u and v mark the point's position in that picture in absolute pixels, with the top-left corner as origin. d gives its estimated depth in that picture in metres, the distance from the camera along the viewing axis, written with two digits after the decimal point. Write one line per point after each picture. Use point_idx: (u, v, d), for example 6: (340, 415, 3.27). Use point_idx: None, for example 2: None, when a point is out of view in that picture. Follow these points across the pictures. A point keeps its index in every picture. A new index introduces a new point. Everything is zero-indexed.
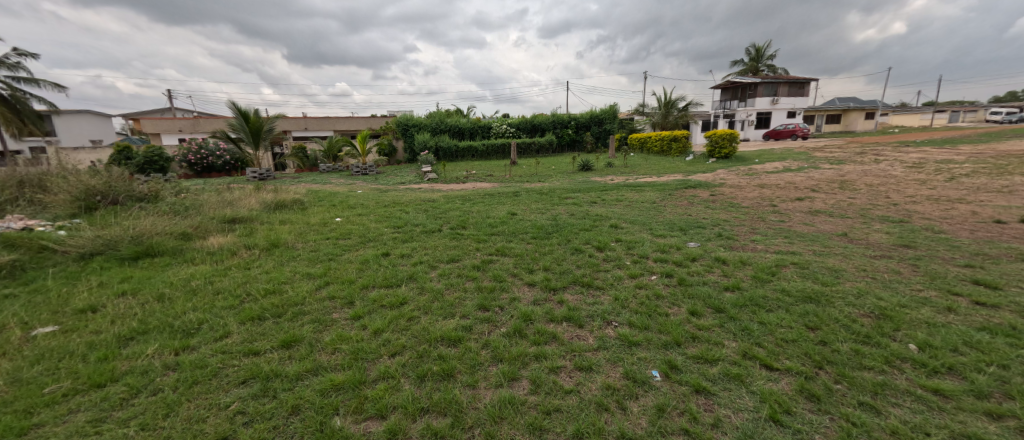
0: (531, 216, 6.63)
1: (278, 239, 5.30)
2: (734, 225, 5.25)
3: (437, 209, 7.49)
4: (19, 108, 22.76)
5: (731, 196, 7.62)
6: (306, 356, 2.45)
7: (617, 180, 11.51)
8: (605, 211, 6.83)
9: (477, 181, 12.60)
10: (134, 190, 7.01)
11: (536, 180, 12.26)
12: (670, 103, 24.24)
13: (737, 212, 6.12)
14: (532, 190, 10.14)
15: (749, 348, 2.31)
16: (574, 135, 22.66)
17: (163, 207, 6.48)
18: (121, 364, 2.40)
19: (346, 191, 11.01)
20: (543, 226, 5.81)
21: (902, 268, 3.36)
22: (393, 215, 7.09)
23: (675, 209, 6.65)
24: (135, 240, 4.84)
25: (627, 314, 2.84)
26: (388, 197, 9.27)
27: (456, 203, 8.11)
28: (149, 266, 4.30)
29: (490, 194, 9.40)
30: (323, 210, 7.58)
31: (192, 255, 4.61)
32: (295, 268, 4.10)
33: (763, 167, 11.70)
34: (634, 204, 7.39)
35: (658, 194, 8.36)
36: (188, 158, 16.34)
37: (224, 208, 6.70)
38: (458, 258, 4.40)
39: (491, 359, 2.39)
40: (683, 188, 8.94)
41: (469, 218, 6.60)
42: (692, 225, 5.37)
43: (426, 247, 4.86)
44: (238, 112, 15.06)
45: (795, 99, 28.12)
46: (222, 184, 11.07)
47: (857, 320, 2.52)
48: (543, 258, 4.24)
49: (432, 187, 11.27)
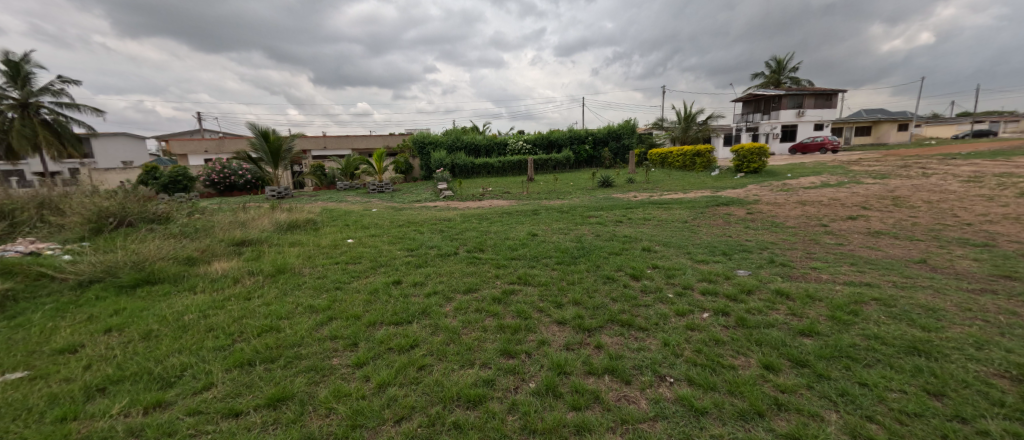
0: (553, 237, 6.19)
1: (284, 264, 4.97)
2: (786, 249, 4.66)
3: (452, 230, 7.11)
4: (60, 132, 24.45)
5: (771, 214, 7.03)
6: (294, 421, 2.03)
7: (639, 196, 11.06)
8: (634, 231, 6.33)
9: (494, 199, 12.25)
10: (147, 212, 6.83)
11: (554, 197, 11.87)
12: (690, 116, 23.73)
13: (783, 232, 5.54)
14: (552, 207, 9.72)
15: (858, 424, 1.77)
16: (591, 152, 22.28)
17: (173, 228, 6.30)
18: (80, 427, 2.03)
19: (361, 210, 10.78)
20: (568, 249, 5.36)
21: (1019, 309, 2.76)
22: (407, 236, 6.76)
23: (712, 230, 6.07)
24: (137, 266, 4.58)
25: (684, 365, 2.33)
26: (404, 216, 9.02)
27: (472, 223, 7.71)
28: (147, 296, 3.99)
29: (508, 213, 8.97)
30: (335, 231, 7.32)
31: (193, 283, 4.29)
32: (298, 300, 3.73)
33: (799, 182, 11.00)
34: (664, 223, 6.86)
35: (688, 211, 7.81)
36: (211, 178, 16.84)
37: (234, 229, 6.49)
38: (476, 288, 3.94)
39: (520, 430, 1.91)
40: (714, 205, 8.36)
41: (487, 239, 6.19)
42: (736, 249, 4.80)
43: (440, 274, 4.44)
44: (259, 132, 15.38)
45: (822, 111, 27.16)
46: (237, 203, 10.96)
47: (993, 384, 1.96)
48: (572, 288, 3.77)
49: (448, 205, 10.94)
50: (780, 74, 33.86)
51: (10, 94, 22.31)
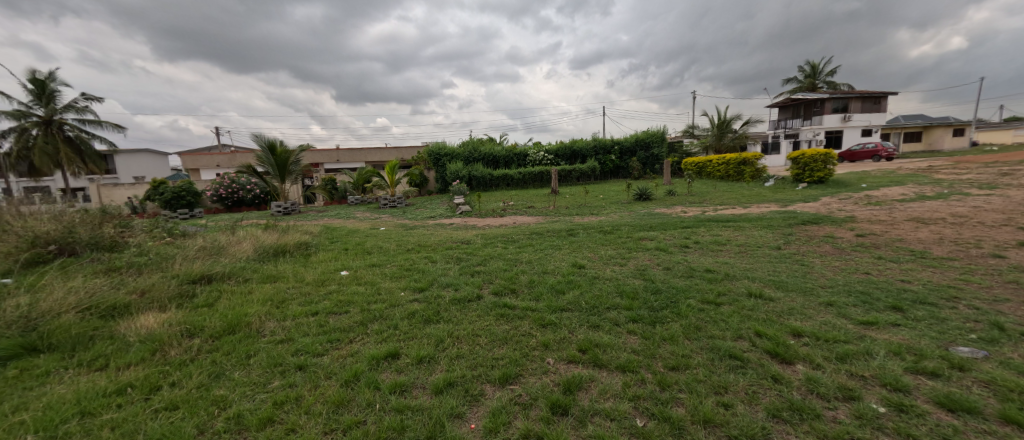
0: (607, 271, 4.65)
1: (241, 315, 3.57)
2: (996, 304, 3.03)
3: (473, 258, 5.65)
4: (82, 149, 24.34)
5: (891, 239, 5.35)
6: None
7: (690, 212, 9.43)
8: (715, 262, 4.74)
9: (518, 214, 10.79)
10: (101, 238, 5.53)
11: (588, 213, 10.35)
12: (725, 123, 21.94)
13: (950, 270, 3.90)
14: (589, 226, 8.19)
15: None
16: (618, 162, 20.69)
17: (123, 258, 4.96)
18: None
19: (368, 229, 9.46)
20: (637, 292, 3.81)
21: None
22: (416, 266, 5.33)
23: (829, 263, 4.45)
24: (28, 322, 3.20)
25: None
26: (415, 238, 7.64)
27: (497, 248, 6.24)
28: (12, 378, 2.61)
29: (537, 233, 7.48)
30: (330, 259, 5.96)
31: (96, 352, 2.91)
32: (232, 399, 2.31)
33: (884, 195, 9.22)
34: (749, 250, 5.24)
35: (771, 233, 6.17)
36: (219, 193, 16.00)
37: (201, 260, 5.16)
38: (516, 376, 2.45)
39: None
40: (798, 224, 6.69)
41: (519, 274, 4.69)
42: (907, 300, 3.19)
43: (459, 341, 2.97)
44: (265, 144, 14.41)
45: (869, 116, 25.04)
46: (233, 223, 9.80)
47: None
48: (682, 384, 2.23)
49: (466, 223, 9.54)
50: (816, 78, 31.76)
51: (36, 111, 22.28)
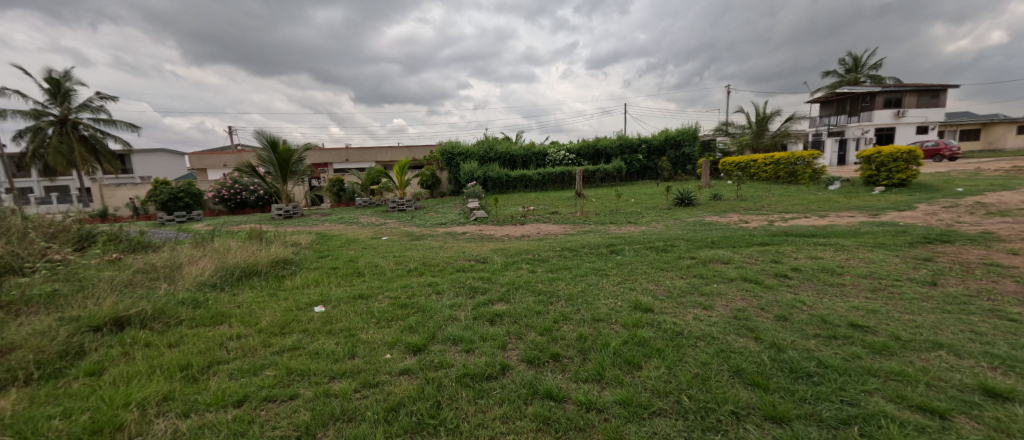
0: (691, 321, 3.11)
1: (122, 405, 2.21)
2: None
3: (491, 288, 4.19)
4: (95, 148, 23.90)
5: None
6: None
7: (752, 221, 7.80)
8: (857, 309, 3.16)
9: (541, 222, 9.28)
10: (12, 258, 4.24)
11: (624, 221, 8.79)
12: (765, 119, 19.98)
13: None
14: (633, 239, 6.64)
15: None
16: (645, 162, 18.99)
17: (21, 288, 3.64)
18: None
19: (368, 238, 8.11)
20: (770, 373, 2.29)
21: None
22: (413, 302, 3.88)
23: None
24: None
25: None
26: (419, 252, 6.23)
27: (522, 272, 4.75)
28: None
29: (571, 249, 5.96)
30: (306, 285, 4.57)
31: None
32: None
33: (1000, 202, 7.44)
34: (890, 287, 3.64)
35: (898, 257, 4.52)
36: (221, 194, 15.06)
37: (128, 291, 3.83)
38: None
39: None
40: (924, 243, 5.01)
41: (560, 321, 3.19)
42: None
43: None
44: (266, 142, 13.29)
45: (924, 111, 22.70)
46: (217, 230, 8.56)
47: None
48: None
49: (481, 232, 8.11)
50: (860, 72, 29.28)
51: (51, 111, 21.85)
